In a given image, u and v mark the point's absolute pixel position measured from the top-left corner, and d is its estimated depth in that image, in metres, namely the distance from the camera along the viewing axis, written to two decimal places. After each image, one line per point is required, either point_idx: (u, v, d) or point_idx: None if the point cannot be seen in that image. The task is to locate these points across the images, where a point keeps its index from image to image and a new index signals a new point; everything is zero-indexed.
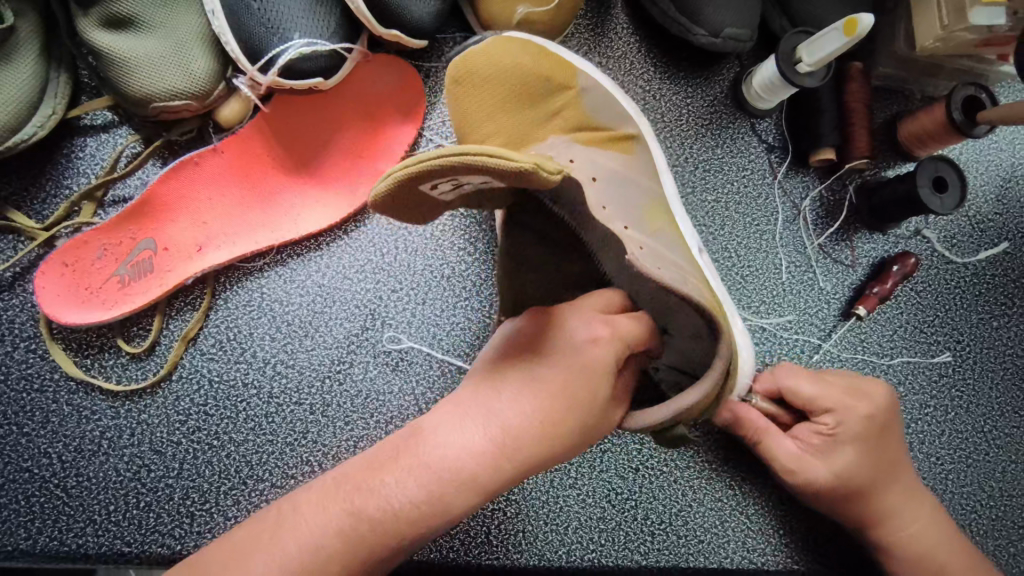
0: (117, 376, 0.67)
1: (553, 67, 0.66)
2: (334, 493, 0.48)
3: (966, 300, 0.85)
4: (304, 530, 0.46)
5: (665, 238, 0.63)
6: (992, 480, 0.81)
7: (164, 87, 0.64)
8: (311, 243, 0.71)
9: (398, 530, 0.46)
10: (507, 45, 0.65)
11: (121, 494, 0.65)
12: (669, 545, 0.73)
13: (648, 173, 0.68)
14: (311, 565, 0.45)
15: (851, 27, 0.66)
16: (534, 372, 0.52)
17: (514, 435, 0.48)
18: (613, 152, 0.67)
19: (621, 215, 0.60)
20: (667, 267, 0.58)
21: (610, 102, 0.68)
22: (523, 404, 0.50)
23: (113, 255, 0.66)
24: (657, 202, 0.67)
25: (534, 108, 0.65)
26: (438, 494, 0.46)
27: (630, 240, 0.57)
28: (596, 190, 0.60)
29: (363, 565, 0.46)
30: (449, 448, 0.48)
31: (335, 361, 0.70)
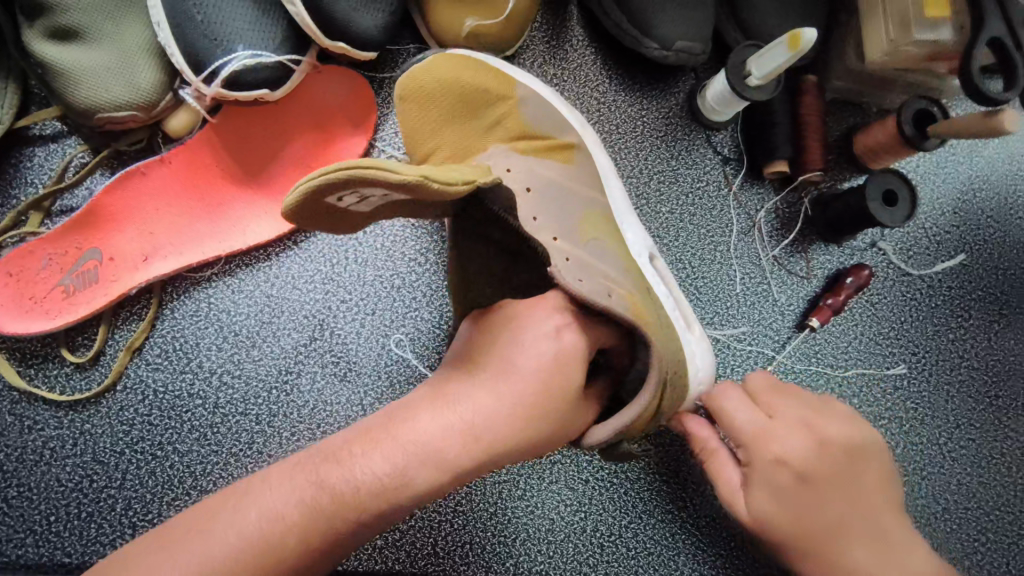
0: (61, 386, 0.67)
1: (490, 80, 0.67)
2: (308, 465, 0.47)
3: (921, 312, 0.85)
4: (270, 501, 0.45)
5: (602, 245, 0.62)
6: (947, 493, 0.81)
7: (109, 98, 0.64)
8: (260, 253, 0.71)
9: (367, 503, 0.45)
10: (451, 60, 0.67)
11: (63, 504, 0.65)
12: (619, 557, 0.73)
13: (594, 183, 0.66)
14: (270, 537, 0.44)
15: (795, 42, 0.67)
16: (511, 362, 0.53)
17: (491, 416, 0.49)
18: (551, 162, 0.65)
19: (552, 226, 0.60)
20: (592, 279, 0.58)
21: (549, 112, 0.67)
22: (502, 388, 0.51)
23: (58, 265, 0.66)
24: (598, 211, 0.65)
25: (474, 120, 0.66)
26: (406, 469, 0.46)
27: (556, 251, 0.58)
28: (529, 200, 0.60)
29: (324, 540, 0.45)
30: (422, 431, 0.48)
31: (283, 371, 0.70)
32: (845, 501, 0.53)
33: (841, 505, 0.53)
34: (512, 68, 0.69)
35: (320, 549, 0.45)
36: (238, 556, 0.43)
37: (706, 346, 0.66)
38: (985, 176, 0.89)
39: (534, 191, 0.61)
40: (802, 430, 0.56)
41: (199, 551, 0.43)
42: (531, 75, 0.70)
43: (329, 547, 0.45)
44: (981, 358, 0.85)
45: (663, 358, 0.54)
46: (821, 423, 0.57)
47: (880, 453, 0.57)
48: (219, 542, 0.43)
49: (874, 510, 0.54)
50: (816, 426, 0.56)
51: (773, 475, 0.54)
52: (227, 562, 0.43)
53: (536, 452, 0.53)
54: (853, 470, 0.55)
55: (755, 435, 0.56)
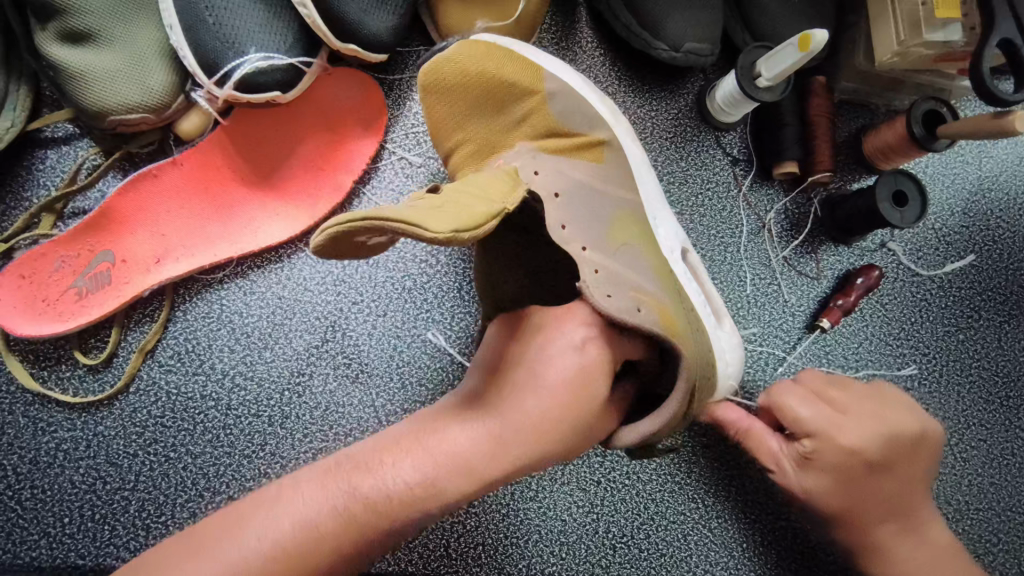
0: (74, 388, 0.67)
1: (518, 73, 0.66)
2: (337, 473, 0.47)
3: (931, 313, 0.85)
4: (300, 508, 0.45)
5: (631, 251, 0.62)
6: (959, 493, 0.81)
7: (121, 101, 0.64)
8: (272, 255, 0.71)
9: (397, 512, 0.46)
10: (477, 51, 0.66)
11: (77, 506, 0.65)
12: (631, 558, 0.73)
13: (622, 178, 0.66)
14: (300, 545, 0.44)
15: (806, 42, 0.67)
16: (538, 373, 0.53)
17: (519, 427, 0.49)
18: (578, 161, 0.65)
19: (582, 235, 0.59)
20: (622, 293, 0.57)
21: (580, 107, 0.66)
22: (531, 400, 0.51)
23: (71, 267, 0.67)
24: (626, 211, 0.65)
25: (500, 116, 0.66)
26: (437, 479, 0.47)
27: (585, 261, 0.57)
28: (557, 207, 0.59)
29: (354, 547, 0.45)
30: (451, 442, 0.48)
31: (295, 373, 0.70)
32: (891, 483, 0.60)
33: (891, 486, 0.60)
34: (541, 58, 0.68)
35: (351, 555, 0.45)
36: (269, 563, 0.43)
37: (736, 340, 0.66)
38: (994, 176, 0.89)
39: (562, 197, 0.60)
40: (873, 422, 0.60)
41: (228, 558, 0.43)
42: (564, 66, 0.69)
43: (358, 554, 0.46)
44: (991, 359, 0.85)
45: (690, 364, 0.54)
46: (882, 413, 0.61)
47: (930, 444, 0.62)
48: (251, 548, 0.43)
49: (913, 489, 0.61)
50: (877, 418, 0.60)
51: (846, 463, 0.58)
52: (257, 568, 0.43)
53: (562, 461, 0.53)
54: (905, 460, 0.60)
55: (825, 424, 0.59)
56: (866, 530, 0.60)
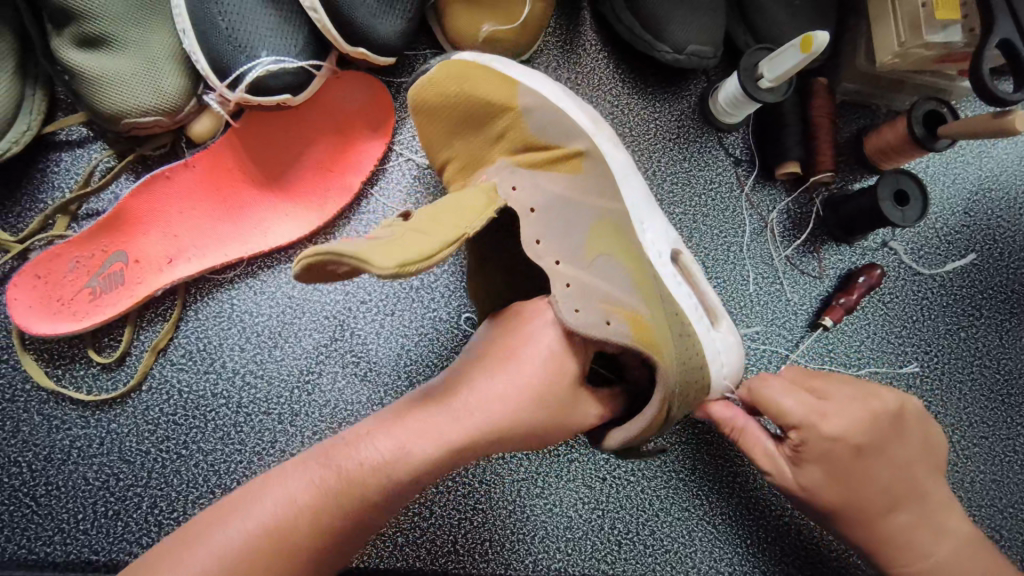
0: (88, 385, 0.69)
1: (494, 90, 0.65)
2: (322, 454, 0.50)
3: (933, 312, 0.86)
4: (288, 487, 0.48)
5: (612, 261, 0.62)
6: (961, 490, 0.82)
7: (136, 104, 0.66)
8: (282, 255, 0.73)
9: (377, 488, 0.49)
10: (453, 70, 0.66)
11: (90, 503, 0.66)
12: (636, 554, 0.74)
13: (604, 189, 0.64)
14: (289, 520, 0.46)
15: (807, 44, 0.68)
16: (513, 355, 0.57)
17: (493, 404, 0.54)
18: (554, 176, 0.64)
19: (557, 247, 0.61)
20: (590, 306, 0.58)
21: (554, 119, 0.65)
22: (506, 379, 0.55)
23: (85, 267, 0.68)
24: (608, 222, 0.63)
25: (482, 132, 0.66)
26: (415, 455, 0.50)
27: (557, 276, 0.59)
28: (533, 223, 0.60)
29: (338, 523, 0.48)
30: (430, 420, 0.52)
31: (304, 371, 0.71)
32: (887, 469, 0.59)
33: (889, 471, 0.59)
34: (516, 72, 0.66)
35: (332, 530, 0.48)
36: (260, 538, 0.46)
37: (735, 337, 0.65)
38: (994, 176, 0.90)
39: (538, 211, 0.61)
40: (857, 407, 0.59)
41: (223, 533, 0.46)
42: (540, 79, 0.67)
43: (342, 531, 0.48)
44: (993, 357, 0.86)
45: (667, 377, 0.54)
46: (864, 398, 0.60)
47: (913, 416, 0.62)
48: (235, 527, 0.46)
49: (914, 467, 0.61)
50: (860, 402, 0.60)
51: (834, 454, 0.58)
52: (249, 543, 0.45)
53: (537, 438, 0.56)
54: (894, 442, 0.60)
55: (811, 417, 0.58)
56: (872, 521, 0.60)
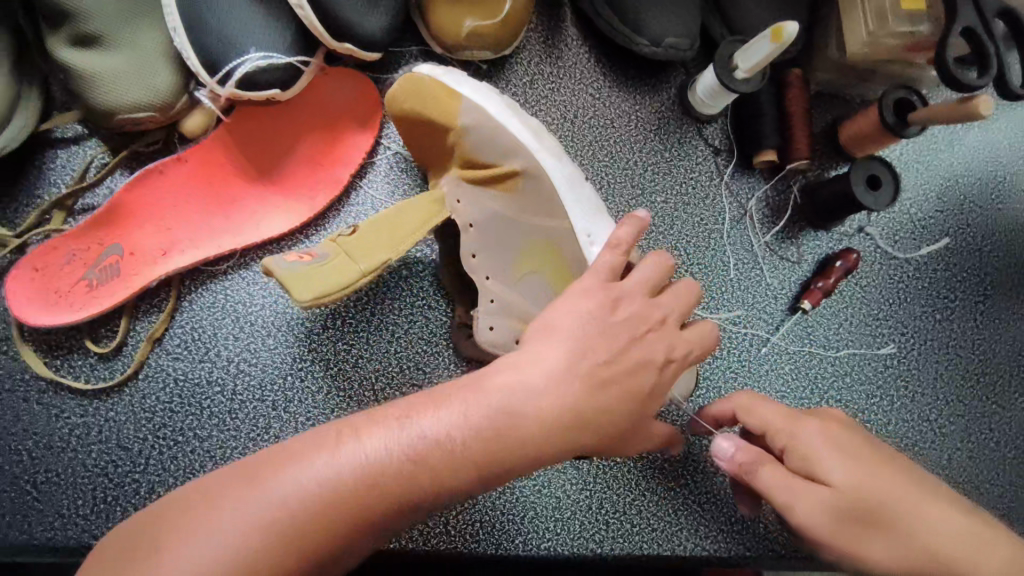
0: (86, 375, 0.70)
1: (438, 106, 0.67)
2: (394, 425, 0.47)
3: (909, 294, 0.88)
4: (365, 458, 0.45)
5: (539, 280, 0.66)
6: (939, 466, 0.84)
7: (129, 100, 0.68)
8: (273, 246, 0.74)
9: (444, 478, 0.46)
10: (409, 83, 0.67)
11: (89, 489, 0.67)
12: (623, 533, 0.76)
13: (541, 207, 0.67)
14: (358, 483, 0.44)
15: (778, 34, 0.70)
16: (661, 318, 0.55)
17: (635, 371, 0.52)
18: (494, 193, 0.68)
19: (490, 264, 0.66)
20: (508, 324, 0.65)
21: (493, 138, 0.66)
22: (647, 345, 0.53)
23: (82, 260, 0.70)
24: (543, 241, 0.67)
25: (434, 145, 0.69)
26: (491, 449, 0.46)
27: (483, 292, 0.65)
28: (468, 239, 0.66)
29: (406, 503, 0.45)
30: (514, 404, 0.48)
31: (297, 359, 0.73)
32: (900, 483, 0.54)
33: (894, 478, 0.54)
34: (464, 87, 0.68)
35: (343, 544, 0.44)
36: (319, 506, 0.43)
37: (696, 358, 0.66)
38: (966, 163, 0.93)
39: (476, 227, 0.66)
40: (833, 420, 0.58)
41: (277, 491, 0.43)
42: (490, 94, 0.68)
43: (407, 512, 0.46)
44: (968, 338, 0.89)
45: None
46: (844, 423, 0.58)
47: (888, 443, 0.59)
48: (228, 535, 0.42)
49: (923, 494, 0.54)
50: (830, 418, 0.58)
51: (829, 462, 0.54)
52: (314, 510, 0.43)
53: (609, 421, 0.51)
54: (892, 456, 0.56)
55: (786, 426, 0.57)
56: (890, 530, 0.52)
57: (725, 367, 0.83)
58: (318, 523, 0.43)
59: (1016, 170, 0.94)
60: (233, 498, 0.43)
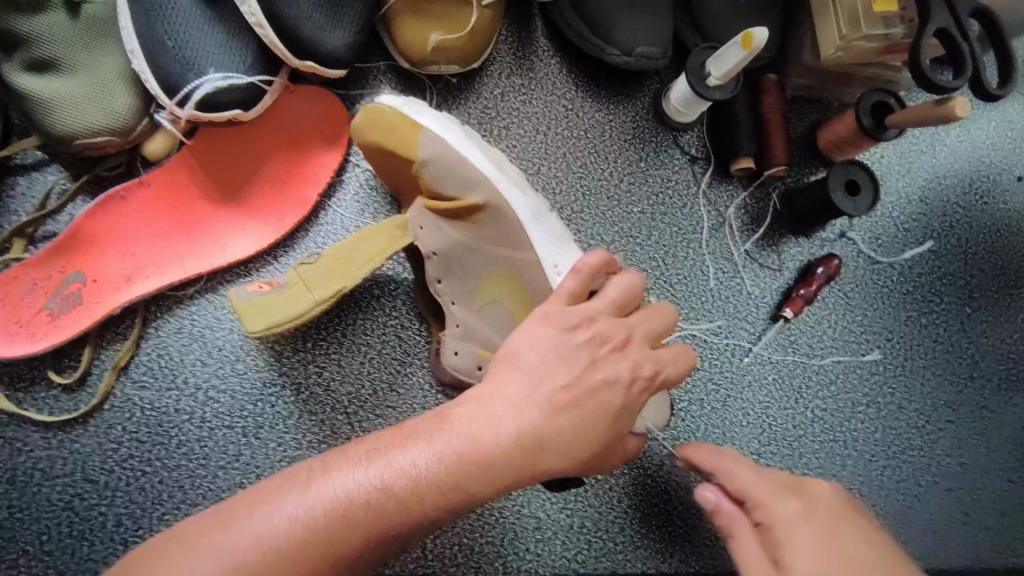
0: (49, 407, 0.68)
1: (396, 139, 0.66)
2: (364, 460, 0.45)
3: (893, 299, 0.87)
4: (334, 496, 0.43)
5: (500, 309, 0.66)
6: (929, 474, 0.83)
7: (86, 125, 0.66)
8: (241, 269, 0.73)
9: (418, 508, 0.44)
10: (368, 115, 0.67)
11: (55, 523, 0.66)
12: (606, 552, 0.74)
13: (502, 238, 0.65)
14: (329, 522, 0.42)
15: (748, 41, 0.69)
16: (627, 337, 0.53)
17: (597, 392, 0.50)
18: (457, 223, 0.66)
19: (454, 290, 0.68)
20: (470, 350, 0.67)
21: (455, 169, 0.65)
22: (610, 366, 0.51)
23: (43, 289, 0.68)
24: (508, 271, 0.66)
25: (400, 172, 0.69)
26: (462, 476, 0.45)
27: (448, 317, 0.68)
28: (432, 267, 0.67)
29: (379, 539, 0.43)
30: (482, 430, 0.46)
31: (266, 384, 0.71)
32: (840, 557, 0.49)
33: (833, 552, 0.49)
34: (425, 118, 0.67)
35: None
36: (289, 548, 0.41)
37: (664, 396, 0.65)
38: (948, 164, 0.92)
39: (439, 255, 0.66)
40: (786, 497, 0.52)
41: (245, 535, 0.41)
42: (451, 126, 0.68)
43: (382, 548, 0.44)
44: (955, 341, 0.87)
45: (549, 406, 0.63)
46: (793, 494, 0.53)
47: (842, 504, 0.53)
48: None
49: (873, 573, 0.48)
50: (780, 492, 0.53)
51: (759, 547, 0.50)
52: (283, 552, 0.41)
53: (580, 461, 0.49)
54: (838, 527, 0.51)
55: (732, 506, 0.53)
56: None
57: (707, 379, 0.81)
58: (290, 565, 0.41)
59: (999, 169, 0.93)
60: (202, 545, 0.41)
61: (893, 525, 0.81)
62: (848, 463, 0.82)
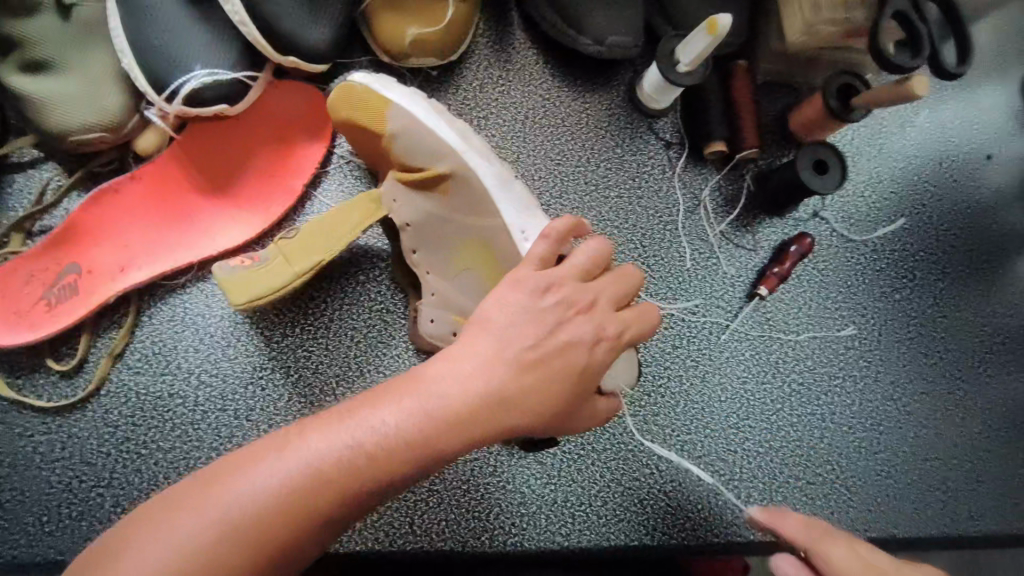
0: (48, 394, 0.71)
1: (366, 115, 0.70)
2: (336, 423, 0.48)
3: (867, 276, 0.89)
4: (309, 459, 0.46)
5: (472, 277, 0.69)
6: (904, 445, 0.85)
7: (79, 123, 0.69)
8: (231, 257, 0.76)
9: (397, 467, 0.47)
10: (341, 93, 0.71)
11: (55, 505, 0.68)
12: (590, 525, 0.77)
13: (471, 208, 0.68)
14: (313, 478, 0.45)
15: (712, 26, 0.72)
16: (592, 300, 0.56)
17: (564, 351, 0.53)
18: (428, 195, 0.70)
19: (428, 260, 0.71)
20: (444, 316, 0.70)
21: (423, 143, 0.69)
22: (576, 327, 0.54)
23: (41, 280, 0.71)
24: (477, 240, 0.68)
25: (376, 148, 0.72)
26: (430, 435, 0.48)
27: (424, 286, 0.72)
28: (406, 237, 0.71)
29: (360, 496, 0.46)
30: (449, 391, 0.49)
31: (257, 368, 0.74)
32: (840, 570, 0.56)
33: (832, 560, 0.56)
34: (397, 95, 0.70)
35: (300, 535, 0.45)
36: (268, 509, 0.44)
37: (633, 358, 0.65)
38: (918, 144, 0.94)
39: (411, 227, 0.71)
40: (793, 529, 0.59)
41: (225, 502, 0.44)
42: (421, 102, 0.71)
43: (357, 506, 0.47)
44: (928, 316, 0.90)
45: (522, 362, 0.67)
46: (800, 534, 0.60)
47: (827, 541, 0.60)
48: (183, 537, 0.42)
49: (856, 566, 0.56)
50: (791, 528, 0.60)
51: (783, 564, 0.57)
52: (263, 514, 0.44)
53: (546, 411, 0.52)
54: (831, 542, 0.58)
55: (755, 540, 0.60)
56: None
57: (686, 356, 0.83)
58: (271, 526, 0.44)
59: (968, 148, 0.95)
60: (191, 507, 0.43)
61: (869, 494, 0.83)
62: (825, 435, 0.84)
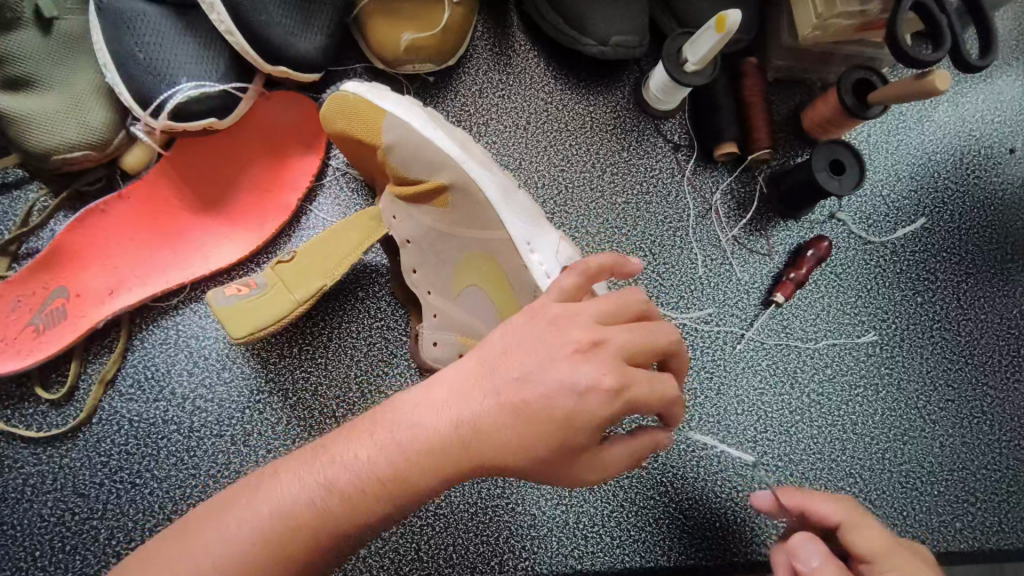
0: (38, 423, 0.69)
1: (360, 127, 0.67)
2: (312, 461, 0.48)
3: (888, 279, 0.86)
4: (282, 497, 0.46)
5: (476, 294, 0.67)
6: (931, 455, 0.81)
7: (63, 141, 0.67)
8: (224, 276, 0.73)
9: (367, 505, 0.46)
10: (334, 104, 0.68)
11: (47, 539, 0.66)
12: (603, 547, 0.74)
13: (472, 220, 0.66)
14: (284, 523, 0.45)
15: (721, 24, 0.68)
16: (600, 339, 0.48)
17: (560, 401, 0.47)
18: (427, 208, 0.67)
19: (430, 278, 0.69)
20: (449, 338, 0.68)
21: (418, 155, 0.65)
22: (587, 373, 0.47)
23: (28, 306, 0.68)
24: (481, 254, 0.66)
25: (371, 160, 0.69)
26: (405, 470, 0.47)
27: (426, 306, 0.69)
28: (408, 255, 0.69)
29: (333, 539, 0.46)
30: (424, 425, 0.48)
31: (253, 391, 0.71)
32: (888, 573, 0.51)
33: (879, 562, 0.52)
34: (390, 105, 0.67)
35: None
36: (242, 550, 0.44)
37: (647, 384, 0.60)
38: (938, 140, 0.90)
39: (412, 243, 0.68)
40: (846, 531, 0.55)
41: (201, 552, 0.44)
42: (416, 112, 0.68)
43: (338, 544, 0.46)
44: (952, 320, 0.86)
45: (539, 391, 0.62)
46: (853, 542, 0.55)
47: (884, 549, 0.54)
48: None
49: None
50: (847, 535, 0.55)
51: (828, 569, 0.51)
52: (238, 556, 0.43)
53: (551, 460, 0.48)
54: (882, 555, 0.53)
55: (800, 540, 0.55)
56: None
57: (700, 368, 0.80)
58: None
59: (991, 142, 0.91)
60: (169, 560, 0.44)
61: (896, 508, 0.79)
62: (847, 447, 0.80)
